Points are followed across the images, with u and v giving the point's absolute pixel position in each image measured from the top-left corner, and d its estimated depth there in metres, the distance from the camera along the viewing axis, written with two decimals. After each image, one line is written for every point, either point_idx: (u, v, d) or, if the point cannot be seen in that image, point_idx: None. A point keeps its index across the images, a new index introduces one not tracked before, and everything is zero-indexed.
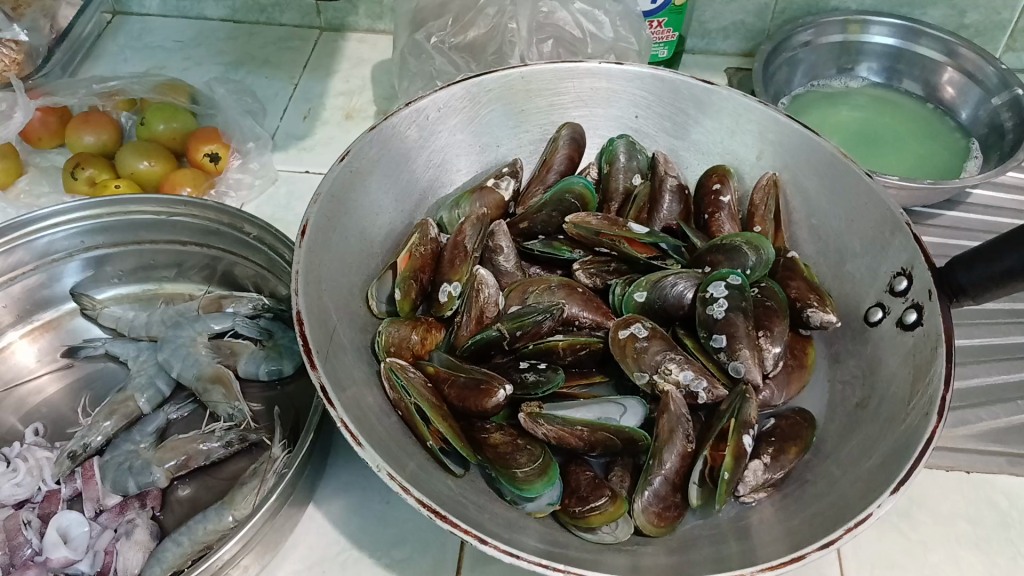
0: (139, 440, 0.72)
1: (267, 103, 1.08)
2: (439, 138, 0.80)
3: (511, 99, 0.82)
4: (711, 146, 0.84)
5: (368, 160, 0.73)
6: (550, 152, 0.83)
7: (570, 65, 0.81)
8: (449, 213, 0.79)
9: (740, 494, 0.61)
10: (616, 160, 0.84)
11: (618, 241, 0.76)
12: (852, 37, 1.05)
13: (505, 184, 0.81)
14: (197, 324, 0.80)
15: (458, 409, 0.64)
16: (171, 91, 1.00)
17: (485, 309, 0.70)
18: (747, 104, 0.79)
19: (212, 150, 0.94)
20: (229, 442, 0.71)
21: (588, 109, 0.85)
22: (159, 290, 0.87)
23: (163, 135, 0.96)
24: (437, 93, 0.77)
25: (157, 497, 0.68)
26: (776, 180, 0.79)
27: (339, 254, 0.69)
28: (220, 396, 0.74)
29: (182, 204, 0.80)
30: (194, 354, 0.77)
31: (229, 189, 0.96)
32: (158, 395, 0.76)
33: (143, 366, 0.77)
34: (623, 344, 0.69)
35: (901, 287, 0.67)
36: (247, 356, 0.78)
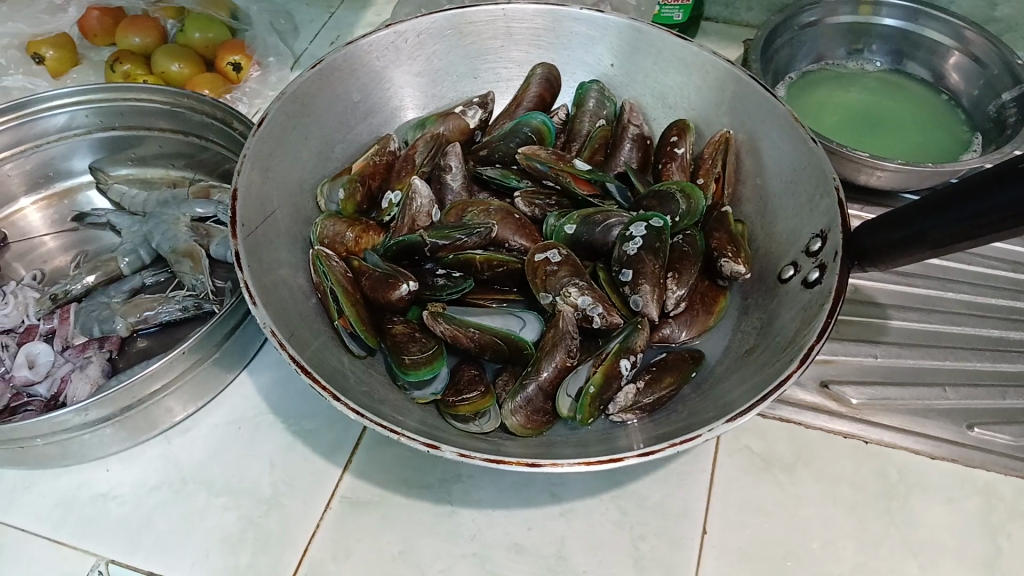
0: (112, 296, 0.81)
1: (302, 27, 1.16)
2: (416, 63, 0.85)
3: (491, 35, 0.86)
4: (677, 100, 0.87)
5: (340, 71, 0.80)
6: (523, 89, 0.88)
7: (552, 7, 0.84)
8: (413, 132, 0.84)
9: (610, 412, 0.65)
10: (585, 104, 0.87)
11: (562, 176, 0.80)
12: (861, 18, 1.04)
13: (471, 113, 0.85)
14: (182, 207, 0.88)
15: (370, 300, 0.71)
16: (213, 5, 1.09)
17: (416, 219, 0.75)
18: (713, 61, 0.82)
19: (236, 59, 1.04)
20: (186, 307, 0.80)
21: (566, 52, 0.89)
22: (165, 175, 0.97)
23: (198, 43, 1.05)
24: (419, 19, 0.82)
25: (115, 343, 0.78)
26: (729, 137, 0.82)
27: (294, 152, 0.76)
28: (188, 268, 0.83)
29: (186, 99, 0.88)
30: (173, 231, 0.85)
31: (244, 97, 1.05)
32: (139, 261, 0.86)
33: (131, 235, 0.87)
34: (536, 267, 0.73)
35: (815, 247, 0.70)
36: (219, 238, 0.86)
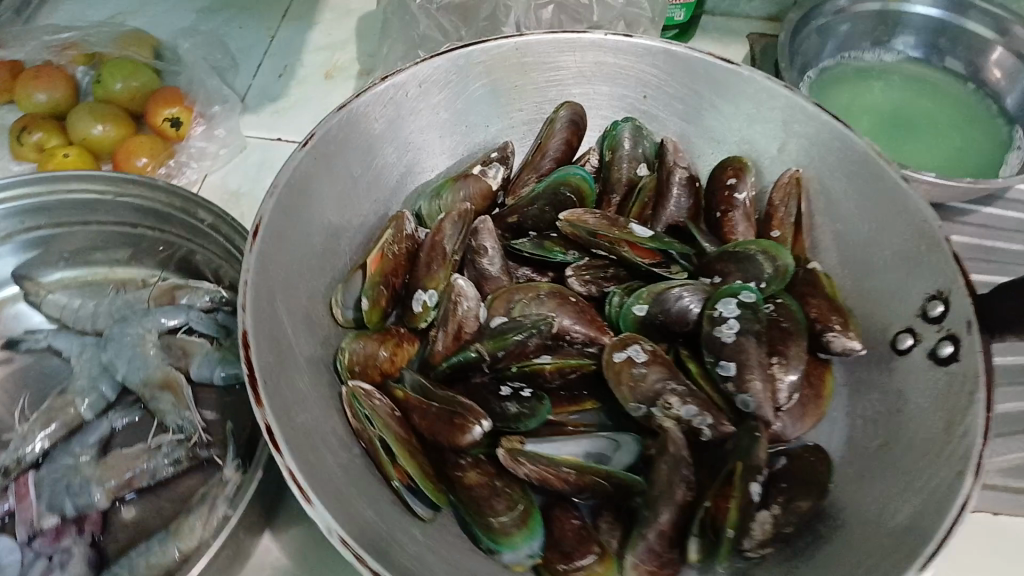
0: (79, 453, 0.66)
1: (241, 57, 0.96)
2: (420, 118, 0.70)
3: (504, 74, 0.72)
4: (727, 133, 0.74)
5: (336, 145, 0.64)
6: (545, 136, 0.74)
7: (570, 37, 0.70)
8: (428, 203, 0.70)
9: (746, 550, 0.53)
10: (620, 147, 0.74)
11: (617, 245, 0.67)
12: (891, 5, 0.96)
13: (494, 171, 0.72)
14: (146, 320, 0.72)
15: (430, 443, 0.57)
16: (132, 43, 0.90)
17: (464, 325, 0.62)
18: (771, 89, 0.69)
19: (173, 113, 0.84)
20: (178, 459, 0.65)
21: (590, 86, 0.75)
22: (109, 275, 0.78)
23: (122, 95, 0.85)
24: (418, 67, 0.67)
25: (96, 521, 0.62)
26: (799, 178, 0.70)
27: (299, 255, 0.61)
28: (169, 405, 0.68)
29: (132, 184, 0.71)
30: (141, 355, 0.70)
31: (191, 160, 0.86)
32: (102, 400, 0.69)
33: (86, 365, 0.70)
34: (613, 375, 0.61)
35: (936, 312, 0.59)
36: (201, 357, 0.71)
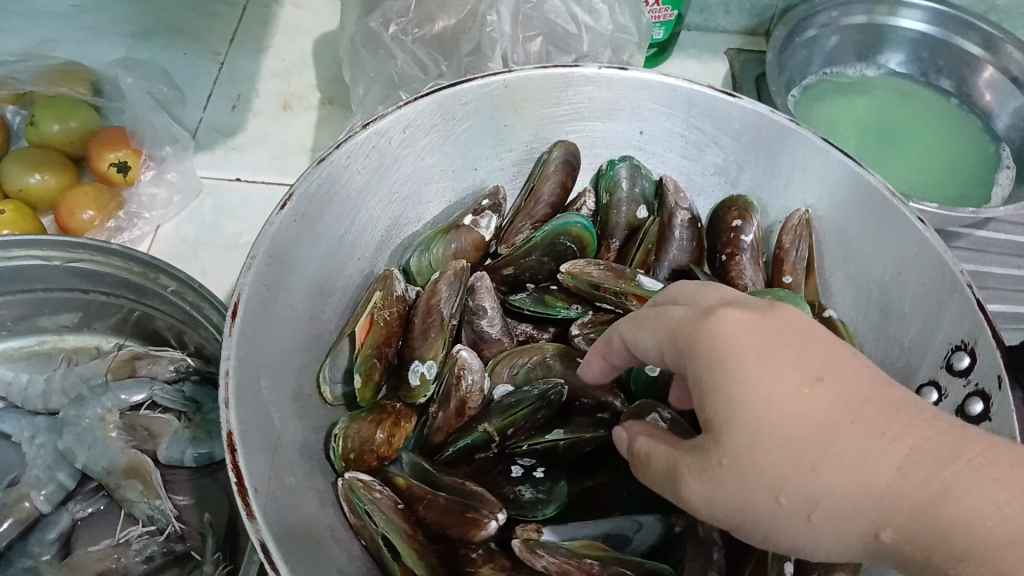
0: (39, 552, 0.60)
1: (186, 88, 0.89)
2: (404, 167, 0.63)
3: (494, 114, 0.66)
4: (728, 168, 0.70)
5: (319, 202, 0.57)
6: (538, 178, 0.69)
7: (564, 72, 0.65)
8: (417, 259, 0.64)
9: None
10: (618, 188, 0.70)
11: (624, 297, 0.62)
12: (878, 20, 0.93)
13: (486, 220, 0.67)
14: (105, 398, 0.65)
15: (440, 538, 0.52)
16: (67, 79, 0.82)
17: (467, 401, 0.58)
18: (774, 122, 0.65)
19: (118, 157, 0.78)
20: (151, 556, 0.59)
21: (584, 122, 0.69)
22: (59, 342, 0.71)
23: (59, 138, 0.78)
24: (402, 110, 0.61)
25: None
26: (810, 219, 0.67)
27: (280, 331, 0.54)
28: (137, 494, 0.61)
29: (81, 247, 0.63)
30: (104, 441, 0.63)
31: (142, 208, 0.78)
32: (61, 490, 0.62)
33: (38, 452, 0.62)
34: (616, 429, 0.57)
35: (962, 363, 0.56)
36: (170, 438, 0.64)
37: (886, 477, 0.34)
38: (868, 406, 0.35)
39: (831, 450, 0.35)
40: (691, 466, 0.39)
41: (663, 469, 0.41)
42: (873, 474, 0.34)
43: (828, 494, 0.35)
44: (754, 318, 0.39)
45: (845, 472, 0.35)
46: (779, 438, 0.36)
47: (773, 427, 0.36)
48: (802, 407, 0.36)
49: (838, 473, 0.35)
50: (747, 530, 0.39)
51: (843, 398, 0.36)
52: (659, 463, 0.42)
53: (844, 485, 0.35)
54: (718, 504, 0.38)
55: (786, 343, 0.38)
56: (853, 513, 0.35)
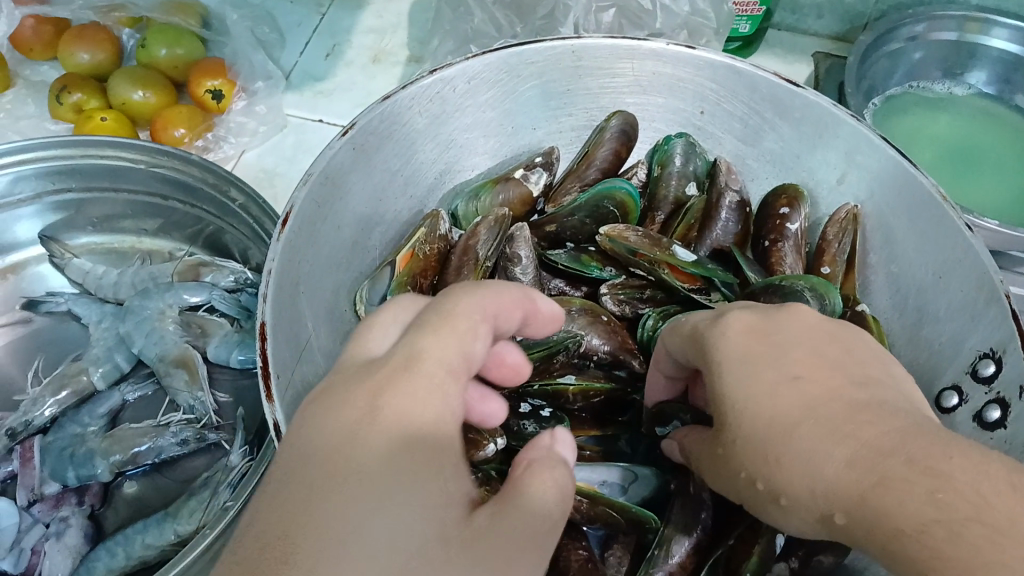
0: (87, 423, 0.67)
1: (288, 33, 0.93)
2: (463, 117, 0.67)
3: (555, 77, 0.68)
4: (784, 157, 0.70)
5: (376, 136, 0.60)
6: (594, 144, 0.72)
7: (630, 43, 0.65)
8: (465, 204, 0.69)
9: None
10: (670, 163, 0.72)
11: (657, 265, 0.64)
12: (968, 37, 0.89)
13: (536, 177, 0.71)
14: (168, 295, 0.72)
15: None
16: (178, 9, 0.88)
17: None
18: (835, 115, 0.63)
19: (215, 85, 0.83)
20: (185, 440, 0.65)
21: (644, 97, 0.71)
22: (136, 244, 0.79)
23: (165, 62, 0.85)
24: (467, 62, 0.63)
25: (97, 493, 0.64)
26: (856, 215, 0.67)
27: (322, 248, 0.58)
28: (182, 383, 0.68)
29: (164, 155, 0.69)
30: (159, 331, 0.70)
31: (229, 134, 0.85)
32: (116, 370, 0.70)
33: (104, 334, 0.71)
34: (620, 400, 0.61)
35: (986, 371, 0.53)
36: (219, 339, 0.71)
37: (833, 465, 0.35)
38: (840, 402, 0.37)
39: (795, 437, 0.38)
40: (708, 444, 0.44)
41: (695, 441, 0.46)
42: (823, 457, 0.36)
43: (783, 472, 0.38)
44: (759, 317, 0.43)
45: (809, 459, 0.37)
46: (757, 417, 0.39)
47: (756, 408, 0.40)
48: (789, 395, 0.39)
49: (800, 456, 0.37)
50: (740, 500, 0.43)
51: (822, 387, 0.38)
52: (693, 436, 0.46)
53: (808, 462, 0.37)
54: (717, 468, 0.43)
55: (784, 343, 0.41)
56: (807, 499, 0.37)
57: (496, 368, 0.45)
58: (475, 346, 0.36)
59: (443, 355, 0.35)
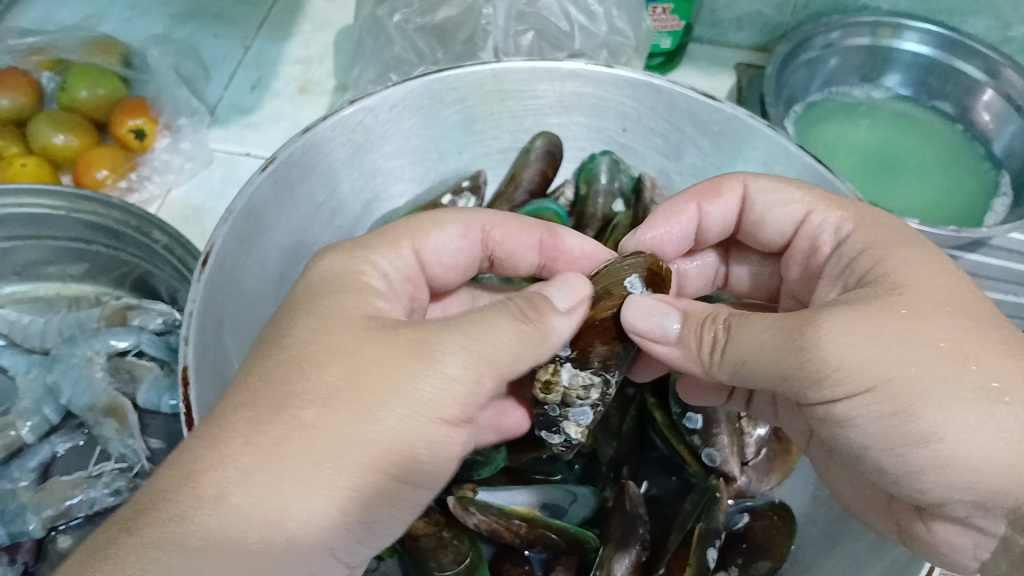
0: (18, 478, 0.65)
1: (213, 67, 0.92)
2: (388, 144, 0.67)
3: (479, 102, 0.68)
4: (705, 169, 0.71)
5: (297, 169, 0.60)
6: (520, 166, 0.74)
7: (550, 65, 0.65)
8: None
9: None
10: (596, 180, 0.73)
11: None
12: (882, 41, 0.92)
13: (464, 202, 0.72)
14: (95, 342, 0.70)
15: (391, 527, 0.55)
16: (101, 50, 0.87)
17: None
18: (752, 126, 0.64)
19: (138, 124, 0.82)
20: (118, 490, 0.65)
21: (567, 117, 0.72)
22: (62, 289, 0.77)
23: (86, 103, 0.83)
24: (390, 90, 0.62)
25: (30, 549, 0.63)
26: None
27: (247, 284, 0.57)
28: (112, 431, 0.66)
29: (86, 200, 0.67)
30: (87, 378, 0.68)
31: (154, 173, 0.83)
32: (45, 423, 0.68)
33: (31, 384, 0.69)
34: (549, 387, 0.50)
35: None
36: (149, 383, 0.69)
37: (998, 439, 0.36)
38: (992, 338, 0.39)
39: (972, 382, 0.37)
40: (838, 313, 0.40)
41: (754, 342, 0.43)
42: (973, 404, 0.37)
43: (928, 406, 0.37)
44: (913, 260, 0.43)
45: (959, 407, 0.37)
46: (916, 327, 0.39)
47: (927, 323, 0.39)
48: (939, 310, 0.40)
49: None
50: (831, 391, 0.40)
51: (984, 326, 0.39)
52: (751, 339, 0.43)
53: (945, 421, 0.37)
54: (843, 366, 0.39)
55: (929, 280, 0.42)
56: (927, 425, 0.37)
57: (566, 265, 0.59)
58: (432, 239, 0.53)
59: (410, 244, 0.52)
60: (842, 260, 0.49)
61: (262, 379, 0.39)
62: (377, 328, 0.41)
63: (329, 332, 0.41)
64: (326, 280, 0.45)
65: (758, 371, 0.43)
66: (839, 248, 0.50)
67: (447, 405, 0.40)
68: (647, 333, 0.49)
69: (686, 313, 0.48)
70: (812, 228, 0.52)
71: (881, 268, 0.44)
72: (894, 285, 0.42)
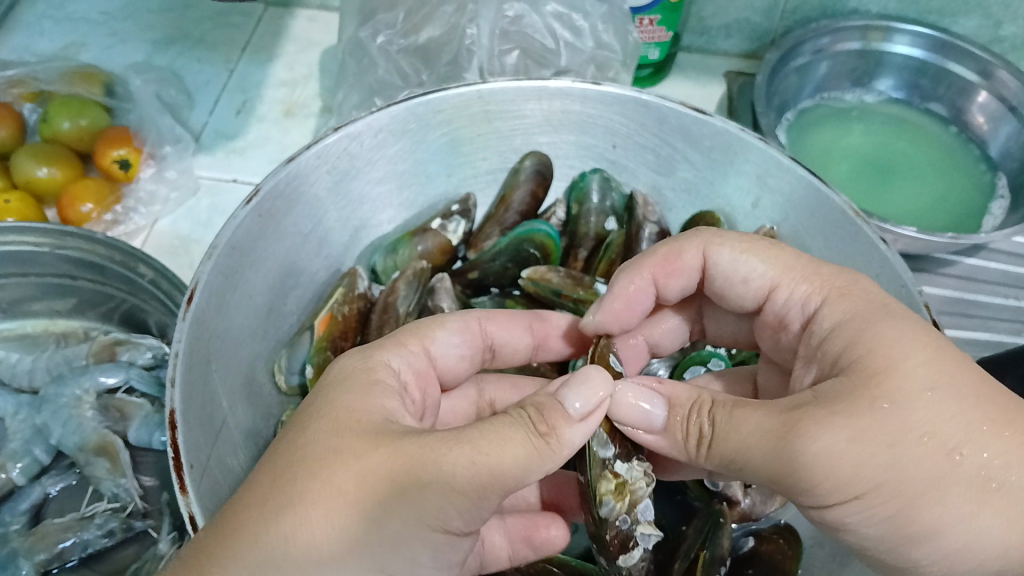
0: (9, 521, 0.64)
1: (197, 92, 0.91)
2: (374, 170, 0.65)
3: (466, 123, 0.67)
4: (698, 184, 0.70)
5: (281, 200, 0.59)
6: (510, 187, 0.73)
7: (536, 84, 0.65)
8: (383, 259, 0.70)
9: None
10: (588, 200, 0.73)
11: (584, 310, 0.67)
12: (872, 45, 0.91)
13: (453, 225, 0.72)
14: (83, 380, 0.68)
15: None
16: (82, 79, 0.86)
17: None
18: (744, 141, 0.63)
19: (121, 154, 0.81)
20: (111, 532, 0.63)
21: (555, 135, 0.71)
22: (50, 325, 0.76)
23: (69, 134, 0.83)
24: (374, 115, 0.61)
25: None
26: (773, 235, 0.67)
27: (234, 320, 0.56)
28: (103, 471, 0.65)
29: (70, 236, 0.65)
30: (77, 419, 0.67)
31: (139, 204, 0.82)
32: (35, 465, 0.67)
33: (20, 426, 0.68)
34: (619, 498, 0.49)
35: None
36: (139, 421, 0.68)
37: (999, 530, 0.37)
38: (983, 419, 0.39)
39: (964, 476, 0.38)
40: (824, 417, 0.39)
41: (743, 437, 0.41)
42: (966, 503, 0.38)
43: (921, 509, 0.38)
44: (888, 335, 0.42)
45: (954, 507, 0.38)
46: (898, 426, 0.38)
47: (908, 419, 0.39)
48: (924, 399, 0.39)
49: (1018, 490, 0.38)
50: (822, 497, 0.40)
51: (973, 404, 0.39)
52: (742, 436, 0.42)
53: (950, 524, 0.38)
54: (834, 476, 0.38)
55: (908, 346, 0.41)
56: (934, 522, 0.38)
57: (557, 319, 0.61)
58: (438, 336, 0.53)
59: (420, 344, 0.51)
60: (812, 341, 0.46)
61: (258, 483, 0.39)
62: (381, 433, 0.39)
63: (327, 433, 0.40)
64: (333, 384, 0.44)
65: (750, 469, 0.42)
66: (808, 326, 0.48)
67: (455, 518, 0.38)
68: (633, 424, 0.47)
69: (670, 399, 0.47)
70: (777, 308, 0.50)
71: (854, 348, 0.42)
72: (871, 370, 0.40)
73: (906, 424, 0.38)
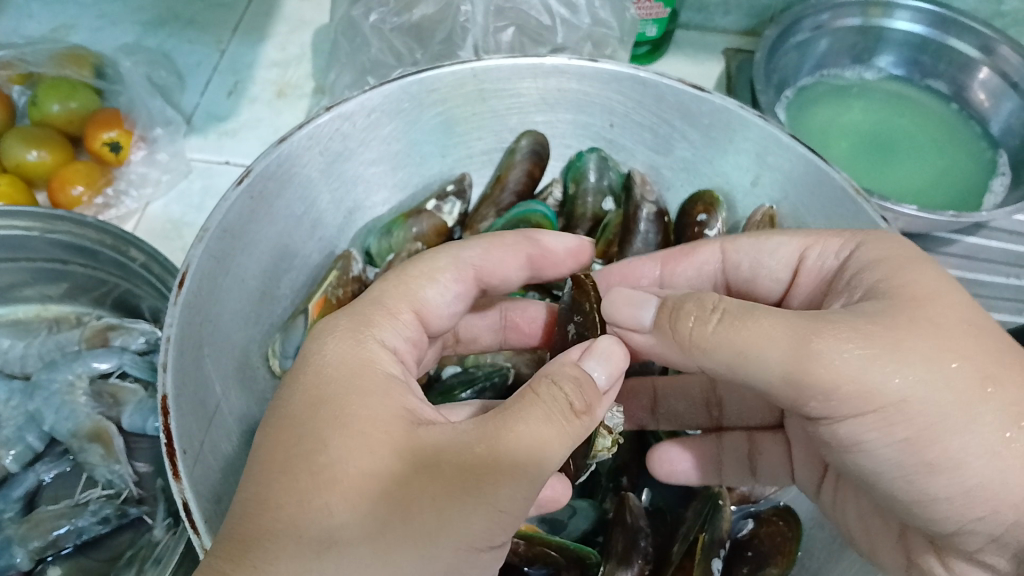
0: (3, 509, 0.64)
1: (188, 74, 0.90)
2: (368, 150, 0.64)
3: (460, 102, 0.66)
4: (696, 163, 0.69)
5: (273, 181, 0.57)
6: (505, 167, 0.72)
7: (531, 62, 0.63)
8: (378, 241, 0.69)
9: None
10: (585, 179, 0.72)
11: None
12: (872, 21, 0.90)
13: (448, 207, 0.71)
14: (76, 366, 0.68)
15: None
16: (71, 61, 0.85)
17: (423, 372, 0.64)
18: (743, 118, 0.62)
19: (111, 137, 0.80)
20: (106, 518, 0.63)
21: (551, 114, 0.70)
22: (42, 311, 0.75)
23: (58, 116, 0.81)
24: (367, 95, 0.60)
25: None
26: (772, 215, 0.66)
27: (227, 303, 0.55)
28: (97, 458, 0.65)
29: (61, 220, 0.64)
30: (70, 405, 0.66)
31: (130, 187, 0.81)
32: (29, 451, 0.67)
33: (13, 413, 0.67)
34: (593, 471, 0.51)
35: None
36: (133, 407, 0.67)
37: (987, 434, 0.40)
38: (987, 341, 0.42)
39: (963, 382, 0.40)
40: (853, 323, 0.41)
41: (756, 335, 0.41)
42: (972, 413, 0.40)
43: (928, 404, 0.40)
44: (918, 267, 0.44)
45: (952, 405, 0.40)
46: (917, 334, 0.40)
47: (927, 330, 0.41)
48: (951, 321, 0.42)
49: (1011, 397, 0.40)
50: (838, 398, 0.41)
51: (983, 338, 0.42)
52: (752, 336, 0.41)
53: (962, 447, 0.40)
54: (852, 370, 0.40)
55: (943, 295, 0.43)
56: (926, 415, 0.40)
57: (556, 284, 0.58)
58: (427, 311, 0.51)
59: (407, 319, 0.50)
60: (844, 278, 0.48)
61: (274, 454, 0.39)
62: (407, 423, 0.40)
63: (361, 453, 0.38)
64: (342, 379, 0.42)
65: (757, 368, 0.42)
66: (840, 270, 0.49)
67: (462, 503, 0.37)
68: (626, 323, 0.47)
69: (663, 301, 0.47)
70: (812, 264, 0.51)
71: (889, 282, 0.44)
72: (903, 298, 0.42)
73: (924, 337, 0.41)
